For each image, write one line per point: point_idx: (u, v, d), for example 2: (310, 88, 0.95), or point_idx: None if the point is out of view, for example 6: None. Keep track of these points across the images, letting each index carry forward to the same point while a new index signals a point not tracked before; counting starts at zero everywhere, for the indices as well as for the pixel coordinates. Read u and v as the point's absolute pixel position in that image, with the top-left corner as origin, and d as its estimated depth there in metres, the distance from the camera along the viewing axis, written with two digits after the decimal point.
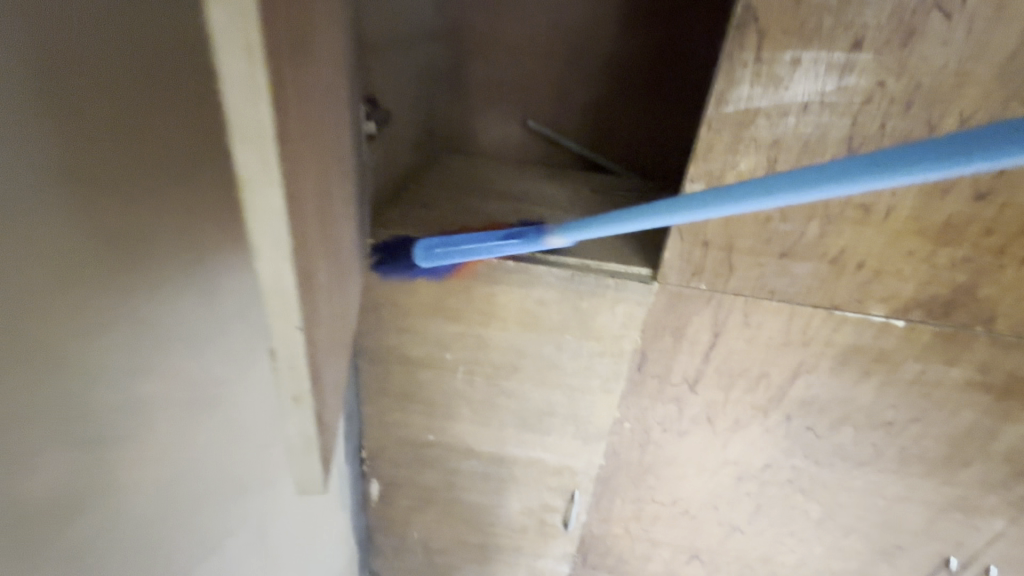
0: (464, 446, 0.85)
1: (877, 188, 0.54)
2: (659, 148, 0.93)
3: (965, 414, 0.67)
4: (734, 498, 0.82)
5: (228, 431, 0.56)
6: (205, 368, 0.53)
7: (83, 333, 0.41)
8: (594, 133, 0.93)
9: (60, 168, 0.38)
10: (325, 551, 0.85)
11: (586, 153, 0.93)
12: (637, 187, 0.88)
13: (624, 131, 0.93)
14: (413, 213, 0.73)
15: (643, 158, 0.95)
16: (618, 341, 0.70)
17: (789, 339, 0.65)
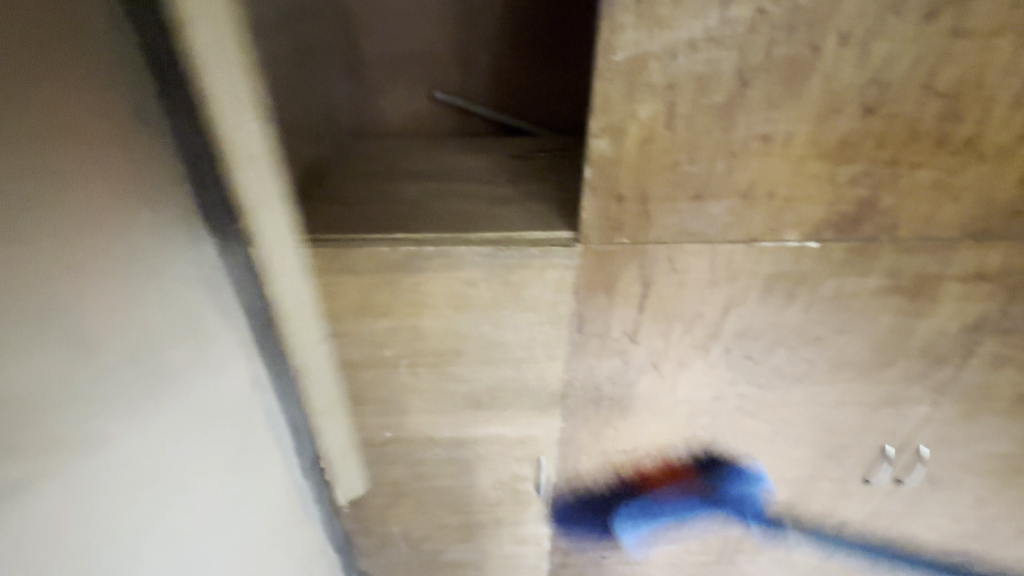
0: (424, 437, 0.84)
1: (774, 117, 0.54)
2: (575, 100, 0.90)
3: (882, 318, 0.71)
4: (691, 434, 0.85)
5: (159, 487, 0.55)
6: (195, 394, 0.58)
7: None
8: (505, 94, 0.89)
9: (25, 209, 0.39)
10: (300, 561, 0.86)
11: (500, 116, 0.89)
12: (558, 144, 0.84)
13: (536, 88, 0.89)
14: (320, 211, 0.68)
15: (561, 113, 0.91)
16: (554, 307, 0.69)
17: (715, 277, 0.66)
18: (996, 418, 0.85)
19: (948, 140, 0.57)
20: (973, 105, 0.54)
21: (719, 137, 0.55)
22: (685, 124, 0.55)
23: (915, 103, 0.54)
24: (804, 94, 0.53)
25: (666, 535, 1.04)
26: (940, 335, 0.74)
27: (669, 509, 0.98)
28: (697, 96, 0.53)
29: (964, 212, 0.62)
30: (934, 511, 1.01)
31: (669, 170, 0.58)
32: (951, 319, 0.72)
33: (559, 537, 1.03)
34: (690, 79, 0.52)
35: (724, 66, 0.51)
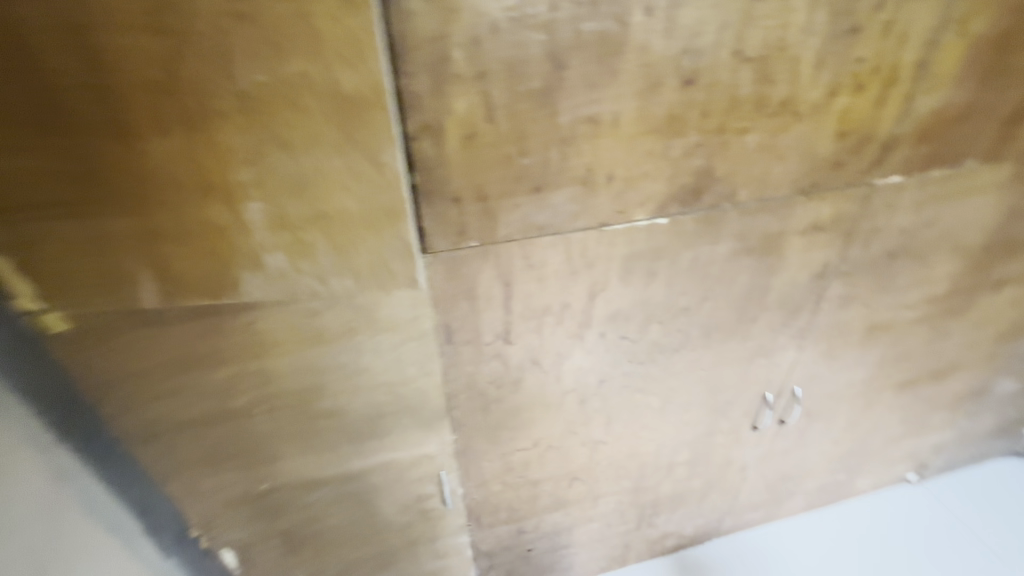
0: (307, 480, 0.76)
1: (598, 97, 0.52)
2: None
3: (740, 280, 0.74)
4: (586, 418, 0.85)
5: None
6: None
7: None
8: None
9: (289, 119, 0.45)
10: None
11: None
12: None
13: None
14: None
15: None
16: (415, 324, 0.62)
17: (574, 266, 0.64)
18: (853, 351, 0.92)
19: (767, 103, 0.57)
20: (782, 66, 0.55)
21: (548, 122, 0.52)
22: (507, 114, 0.51)
23: (729, 69, 0.54)
24: (622, 71, 0.51)
25: (584, 514, 1.05)
26: (794, 286, 0.77)
27: (582, 492, 0.99)
28: (514, 83, 0.49)
29: (793, 170, 0.64)
30: (816, 439, 1.10)
31: (504, 164, 0.54)
32: (800, 270, 0.75)
33: (480, 541, 1.01)
34: (501, 67, 0.48)
35: (534, 48, 0.48)
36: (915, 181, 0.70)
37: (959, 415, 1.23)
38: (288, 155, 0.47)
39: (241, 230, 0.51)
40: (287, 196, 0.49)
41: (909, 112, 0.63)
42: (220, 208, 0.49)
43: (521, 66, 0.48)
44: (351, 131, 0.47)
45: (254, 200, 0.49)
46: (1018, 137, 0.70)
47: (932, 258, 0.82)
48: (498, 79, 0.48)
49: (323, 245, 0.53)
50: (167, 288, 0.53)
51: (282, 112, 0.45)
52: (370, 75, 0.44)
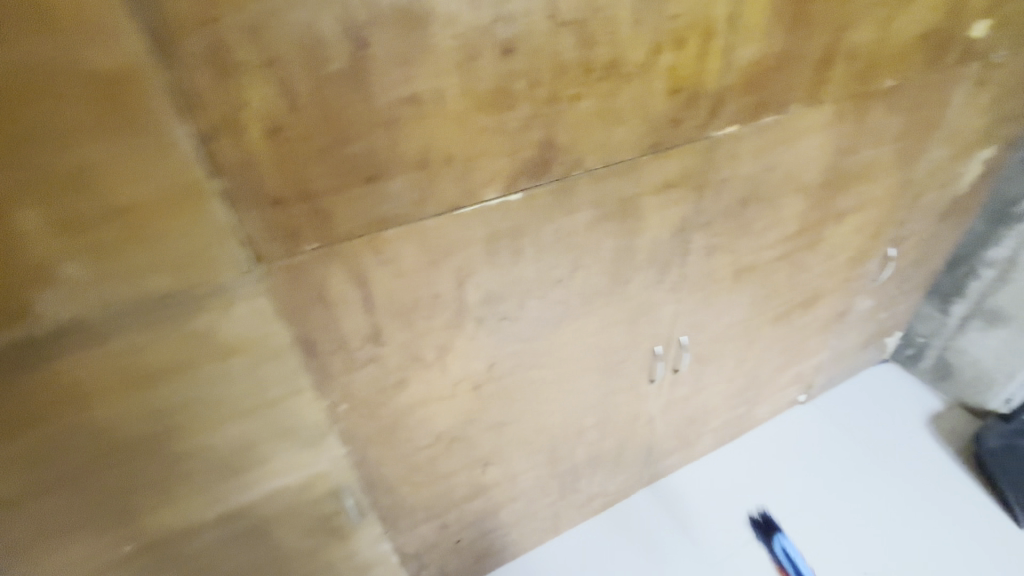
0: (182, 529, 0.68)
1: (413, 75, 0.49)
2: None
3: (606, 245, 0.75)
4: (485, 403, 0.84)
5: None
6: None
7: None
8: None
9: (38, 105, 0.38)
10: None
11: None
12: None
13: None
14: None
15: None
16: (266, 341, 0.58)
17: (432, 255, 0.62)
18: (727, 295, 0.98)
19: (594, 66, 0.57)
20: (600, 29, 0.55)
21: (365, 106, 0.48)
22: (314, 102, 0.46)
23: (548, 36, 0.53)
24: (433, 45, 0.48)
25: (506, 495, 1.05)
26: (658, 243, 0.80)
27: (498, 475, 0.99)
28: (312, 66, 0.45)
29: (633, 132, 0.65)
30: (711, 380, 1.18)
31: (324, 156, 0.49)
32: (661, 227, 0.78)
33: (404, 545, 0.98)
34: (293, 50, 0.44)
35: (327, 27, 0.44)
36: (751, 130, 0.74)
37: (831, 336, 1.36)
38: (53, 151, 0.40)
39: (14, 246, 0.42)
40: (66, 196, 0.42)
41: (730, 64, 0.65)
42: None
43: (316, 47, 0.44)
44: (125, 113, 0.40)
45: (23, 204, 0.40)
46: (830, 80, 0.76)
47: (780, 199, 0.88)
48: (292, 62, 0.44)
49: (127, 249, 0.46)
50: None
51: (25, 98, 0.37)
52: (129, 41, 0.38)
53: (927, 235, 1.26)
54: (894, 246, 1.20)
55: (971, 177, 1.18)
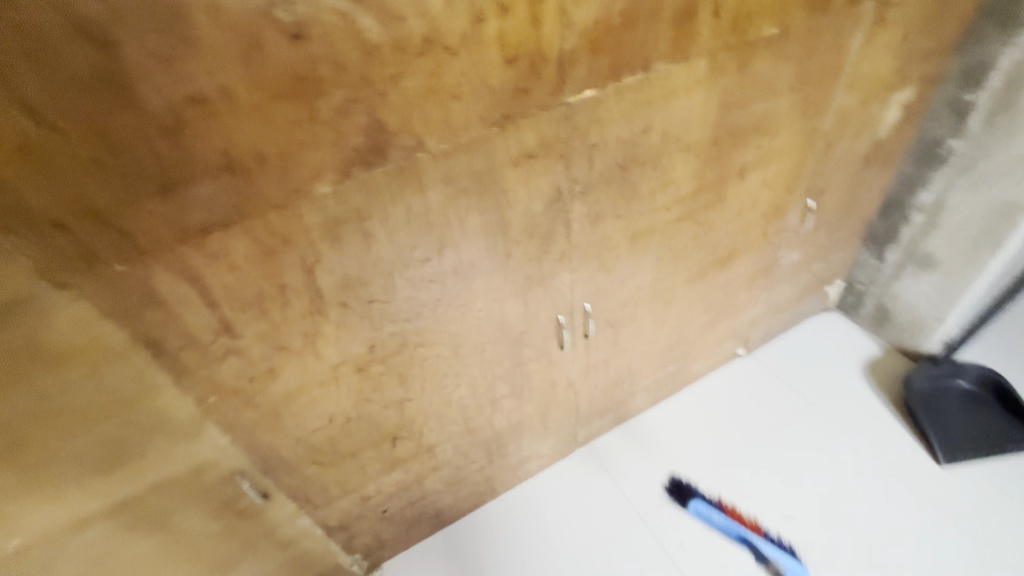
0: (65, 526, 0.68)
1: (188, 75, 0.47)
2: None
3: (472, 222, 0.74)
4: (377, 383, 0.85)
5: None
6: None
7: None
8: None
9: None
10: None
11: None
12: None
13: None
14: None
15: None
16: (100, 342, 0.57)
17: (268, 246, 0.61)
18: (627, 260, 0.98)
19: (405, 40, 0.54)
20: (402, 1, 0.51)
21: (137, 115, 0.47)
22: (75, 115, 0.45)
23: (340, 15, 0.50)
24: (201, 36, 0.46)
25: (427, 464, 1.08)
26: (532, 215, 0.79)
27: (412, 447, 1.02)
28: (62, 79, 0.43)
29: (474, 107, 0.62)
30: (631, 342, 1.19)
31: (104, 168, 0.48)
32: (532, 198, 0.76)
33: (326, 518, 1.02)
34: (32, 64, 0.41)
35: (67, 38, 0.41)
36: (610, 93, 0.72)
37: (760, 290, 1.36)
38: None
39: None
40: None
41: (570, 26, 0.62)
42: None
43: (59, 60, 0.42)
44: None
45: None
46: (695, 33, 0.72)
47: (666, 160, 0.86)
48: (35, 77, 0.42)
49: None
50: None
51: None
52: None
53: (851, 183, 1.24)
54: (813, 196, 1.18)
55: (890, 121, 1.15)
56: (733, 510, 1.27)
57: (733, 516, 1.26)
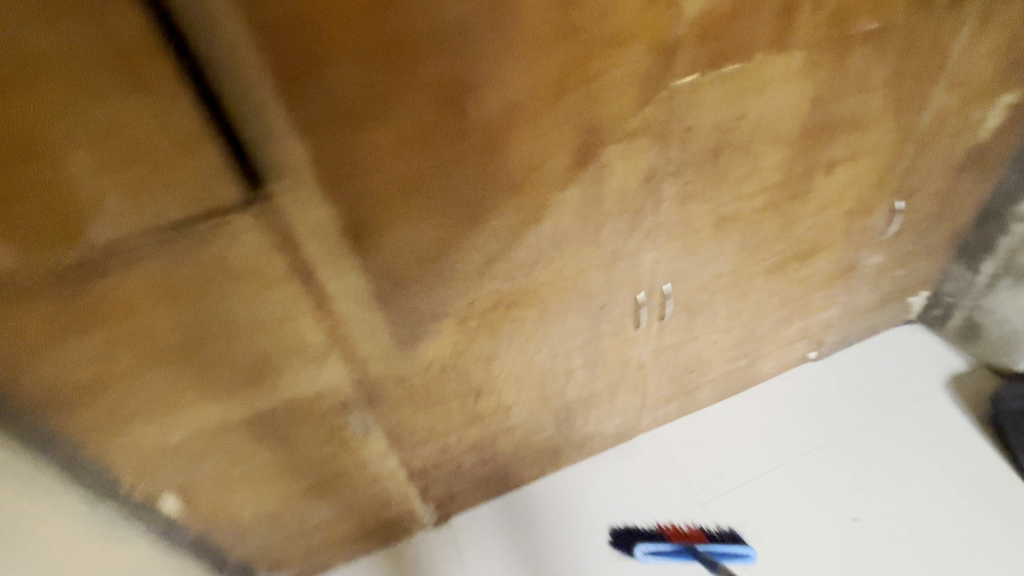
0: (216, 427, 0.84)
1: (387, 46, 0.59)
2: None
3: (572, 191, 0.82)
4: (470, 336, 0.95)
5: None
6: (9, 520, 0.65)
7: None
8: None
9: (78, 70, 0.50)
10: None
11: None
12: None
13: None
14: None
15: None
16: (268, 269, 0.71)
17: (405, 197, 0.72)
18: (709, 243, 1.02)
19: (540, 20, 0.64)
20: None
21: (351, 81, 0.60)
22: (310, 81, 0.58)
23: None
24: (388, 5, 0.57)
25: (501, 424, 1.17)
26: (627, 191, 0.86)
27: (491, 405, 1.11)
28: (310, 53, 0.56)
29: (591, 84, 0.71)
30: (704, 329, 1.22)
31: (322, 123, 0.62)
32: (628, 174, 0.84)
33: (410, 462, 1.12)
34: (295, 41, 0.55)
35: (319, 22, 0.55)
36: (710, 78, 0.78)
37: (839, 292, 1.35)
38: (90, 106, 0.52)
39: (68, 183, 0.55)
40: (102, 141, 0.54)
41: (680, 15, 0.69)
42: (41, 162, 0.53)
43: (313, 37, 0.56)
44: (138, 73, 0.51)
45: (73, 149, 0.53)
46: (796, 25, 0.77)
47: (756, 147, 0.90)
48: (294, 50, 0.56)
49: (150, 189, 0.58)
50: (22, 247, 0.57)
51: (67, 68, 0.49)
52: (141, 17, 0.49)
53: (944, 187, 1.22)
54: (902, 197, 1.18)
55: (993, 124, 1.13)
56: (676, 531, 1.27)
57: (676, 537, 1.26)
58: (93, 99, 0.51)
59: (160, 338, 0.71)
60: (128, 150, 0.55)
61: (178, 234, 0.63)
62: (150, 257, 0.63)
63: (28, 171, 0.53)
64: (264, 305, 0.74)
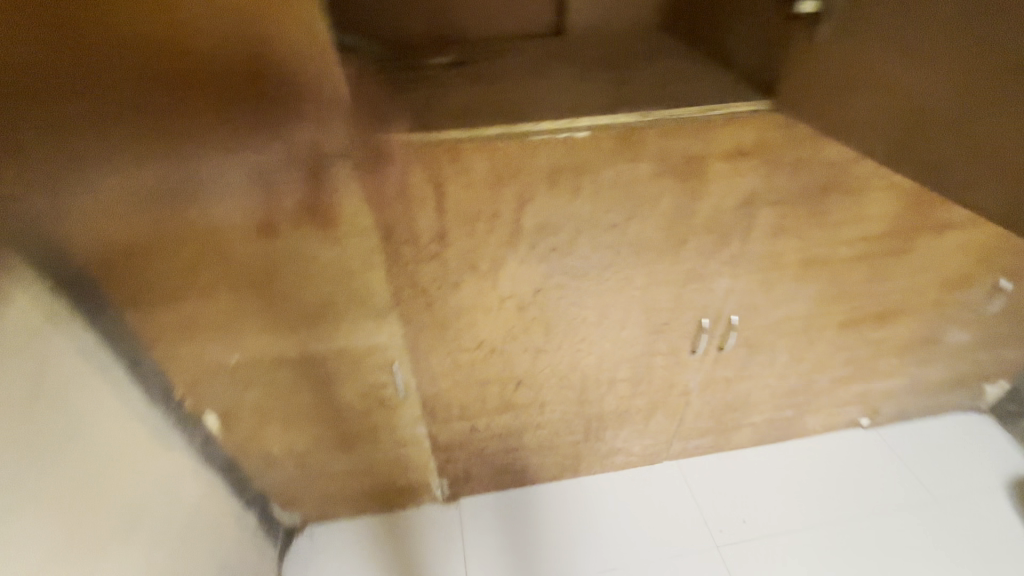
0: (270, 358, 0.87)
1: None
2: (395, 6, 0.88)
3: (665, 201, 0.79)
4: (526, 325, 0.94)
5: (91, 460, 0.71)
6: (74, 399, 0.70)
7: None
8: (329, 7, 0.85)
9: None
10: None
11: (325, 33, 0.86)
12: (377, 60, 0.84)
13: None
14: (93, 174, 0.61)
15: (393, 30, 0.90)
16: (355, 218, 0.71)
17: (500, 174, 0.71)
18: (790, 282, 0.97)
19: None
20: None
21: None
22: None
23: None
24: None
25: (533, 419, 1.16)
26: (720, 212, 0.82)
27: (528, 398, 1.10)
28: None
29: None
30: (759, 370, 1.17)
31: None
32: (726, 194, 0.80)
33: (437, 435, 1.13)
34: None
35: None
36: None
37: (911, 362, 1.26)
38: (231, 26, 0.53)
39: (194, 99, 0.57)
40: (235, 62, 0.56)
41: None
42: (176, 75, 0.55)
43: None
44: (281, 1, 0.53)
45: (206, 67, 0.55)
46: None
47: (864, 193, 0.85)
48: None
49: (265, 118, 0.60)
50: (141, 152, 0.60)
51: None
52: None
53: None
54: (1008, 277, 1.09)
55: None
56: None
57: None
58: (234, 22, 0.53)
59: (240, 262, 0.73)
60: (253, 77, 0.57)
61: (280, 167, 0.64)
62: (249, 185, 0.65)
63: (160, 80, 0.55)
64: (339, 252, 0.75)
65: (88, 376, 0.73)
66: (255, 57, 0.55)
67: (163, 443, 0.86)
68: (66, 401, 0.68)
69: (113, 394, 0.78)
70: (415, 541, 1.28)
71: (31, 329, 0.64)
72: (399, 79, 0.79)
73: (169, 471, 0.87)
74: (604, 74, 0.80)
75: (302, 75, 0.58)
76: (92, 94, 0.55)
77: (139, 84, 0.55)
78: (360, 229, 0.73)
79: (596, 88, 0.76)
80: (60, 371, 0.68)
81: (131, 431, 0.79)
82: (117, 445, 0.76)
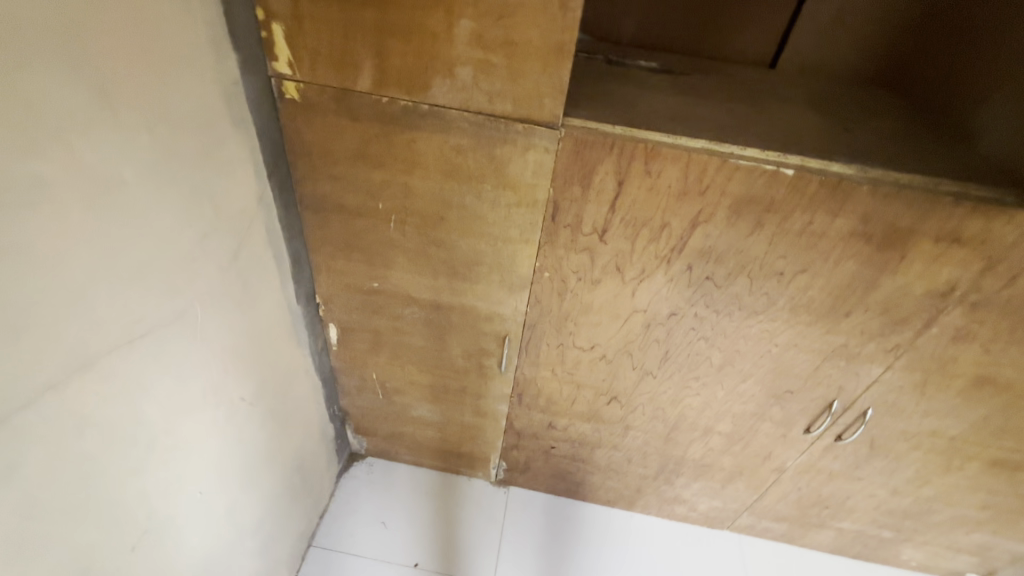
0: (403, 294, 0.92)
1: None
2: None
3: (847, 265, 0.73)
4: (645, 344, 0.91)
5: (235, 330, 0.76)
6: (249, 275, 0.77)
7: (185, 222, 0.63)
8: None
9: None
10: (241, 463, 0.83)
11: None
12: (589, 49, 0.86)
13: None
14: (338, 86, 0.69)
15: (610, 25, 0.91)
16: (533, 191, 0.74)
17: (687, 188, 0.70)
18: (950, 396, 0.86)
19: None
20: None
21: None
22: None
23: None
24: None
25: (612, 438, 1.13)
26: (904, 295, 0.75)
27: (617, 415, 1.07)
28: None
29: None
30: (871, 476, 1.06)
31: None
32: (919, 278, 0.72)
33: (516, 418, 1.14)
34: None
35: None
36: None
37: None
38: None
39: (444, 43, 0.62)
40: (492, 18, 0.60)
41: None
42: (438, 17, 0.61)
43: None
44: None
45: (465, 16, 0.60)
46: None
47: None
48: None
49: (496, 76, 0.64)
50: (381, 77, 0.67)
51: None
52: None
53: None
54: None
55: None
56: None
57: None
58: None
59: (416, 200, 0.78)
60: (501, 36, 0.61)
61: (488, 123, 0.68)
62: (455, 132, 0.70)
63: (423, 19, 0.61)
64: (505, 218, 0.77)
65: (267, 269, 0.81)
66: (510, 19, 0.60)
67: (287, 360, 0.92)
68: (240, 270, 0.75)
69: (278, 294, 0.86)
70: (458, 510, 1.30)
71: (245, 201, 0.73)
72: (609, 72, 0.80)
73: (281, 384, 0.92)
74: (820, 118, 0.76)
75: (544, 45, 0.61)
76: (365, 17, 0.62)
77: (406, 18, 0.61)
78: (533, 202, 0.75)
79: (811, 130, 0.73)
80: (250, 249, 0.76)
81: (272, 332, 0.86)
82: (260, 331, 0.82)
